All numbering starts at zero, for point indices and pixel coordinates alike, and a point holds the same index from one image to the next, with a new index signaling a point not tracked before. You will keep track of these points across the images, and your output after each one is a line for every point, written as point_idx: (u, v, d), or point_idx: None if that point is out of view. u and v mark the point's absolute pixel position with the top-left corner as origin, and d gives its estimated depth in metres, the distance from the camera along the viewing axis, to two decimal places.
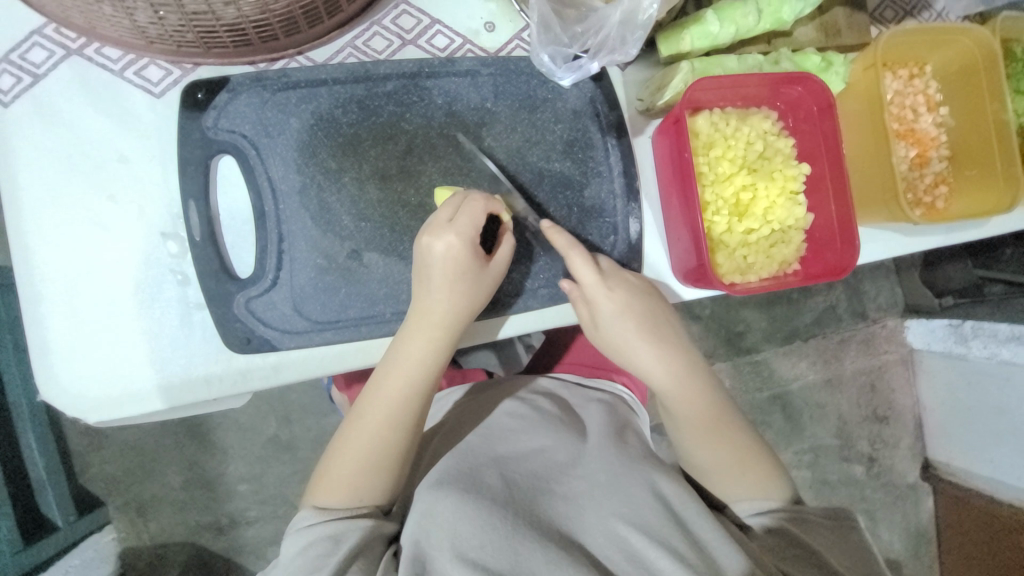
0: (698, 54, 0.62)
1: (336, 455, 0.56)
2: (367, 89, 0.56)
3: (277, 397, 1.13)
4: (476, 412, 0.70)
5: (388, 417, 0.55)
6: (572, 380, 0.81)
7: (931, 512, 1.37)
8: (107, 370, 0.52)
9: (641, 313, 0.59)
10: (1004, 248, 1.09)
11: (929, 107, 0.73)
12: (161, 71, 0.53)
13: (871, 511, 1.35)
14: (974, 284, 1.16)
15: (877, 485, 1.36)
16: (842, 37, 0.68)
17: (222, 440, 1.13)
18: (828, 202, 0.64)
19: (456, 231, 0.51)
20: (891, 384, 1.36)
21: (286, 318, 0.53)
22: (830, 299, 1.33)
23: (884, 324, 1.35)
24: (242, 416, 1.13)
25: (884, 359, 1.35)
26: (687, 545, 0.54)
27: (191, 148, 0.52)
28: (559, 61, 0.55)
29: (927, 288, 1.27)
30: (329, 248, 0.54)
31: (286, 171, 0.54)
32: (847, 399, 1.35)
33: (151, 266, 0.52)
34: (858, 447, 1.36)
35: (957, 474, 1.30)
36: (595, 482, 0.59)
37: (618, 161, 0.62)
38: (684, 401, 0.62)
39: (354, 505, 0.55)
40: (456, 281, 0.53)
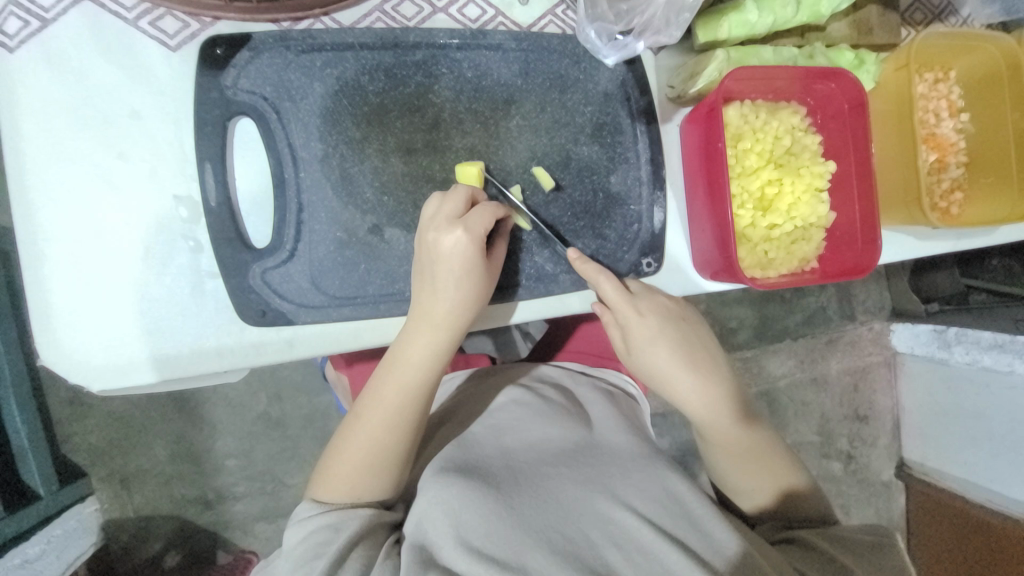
0: (733, 43, 0.61)
1: (338, 450, 0.56)
2: (396, 57, 0.53)
3: (268, 372, 1.11)
4: (478, 402, 0.69)
5: (385, 415, 0.54)
6: (574, 368, 0.81)
7: (902, 509, 1.42)
8: (112, 337, 0.49)
9: (671, 334, 0.61)
10: (991, 258, 1.12)
11: (951, 112, 0.73)
12: (177, 23, 0.49)
13: (847, 507, 1.39)
14: (960, 292, 1.18)
15: (853, 482, 1.40)
16: (874, 36, 0.68)
17: (211, 415, 1.10)
18: (852, 201, 0.63)
19: (462, 229, 0.49)
20: (875, 386, 1.40)
21: (303, 292, 0.51)
22: (821, 301, 1.35)
23: (870, 328, 1.38)
24: (233, 391, 1.11)
25: (869, 361, 1.38)
26: (697, 541, 0.54)
27: (210, 108, 0.49)
28: (604, 38, 0.54)
29: (917, 295, 1.29)
30: (349, 221, 0.52)
31: (308, 138, 0.51)
32: (831, 398, 1.38)
33: (163, 230, 0.49)
34: (838, 445, 1.39)
35: (930, 474, 1.34)
36: (605, 470, 0.59)
37: (646, 148, 0.61)
38: (713, 425, 0.63)
39: (353, 500, 0.55)
40: (460, 282, 0.51)
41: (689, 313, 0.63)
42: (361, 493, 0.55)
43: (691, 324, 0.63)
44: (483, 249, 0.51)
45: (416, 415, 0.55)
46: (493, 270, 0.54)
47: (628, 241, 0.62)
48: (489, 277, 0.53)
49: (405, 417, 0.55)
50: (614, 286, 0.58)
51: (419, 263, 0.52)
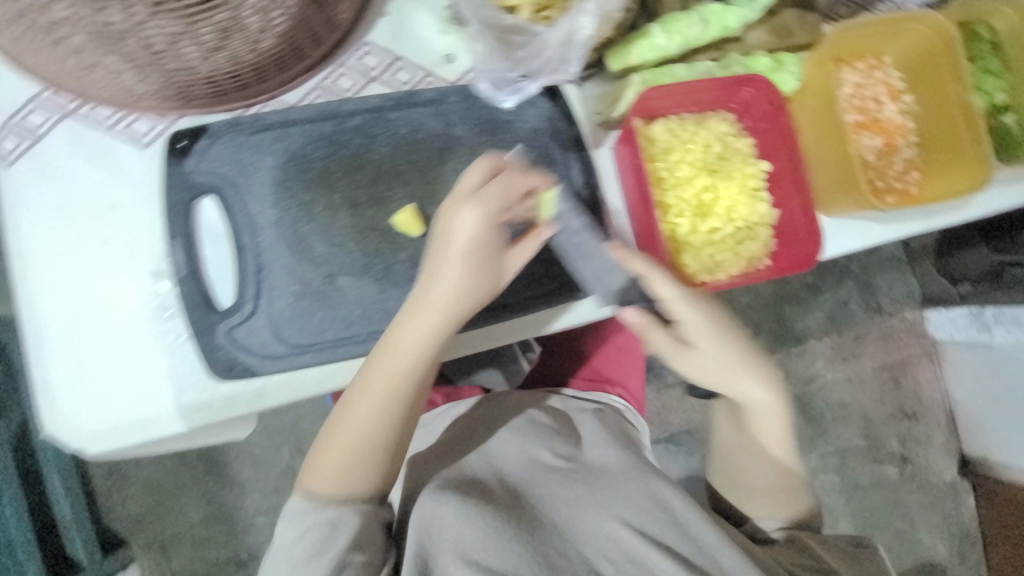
0: (648, 66, 0.65)
1: (330, 432, 0.56)
2: (336, 125, 0.60)
3: (289, 426, 1.16)
4: (487, 424, 0.70)
5: (387, 396, 0.55)
6: (569, 394, 0.81)
7: (974, 511, 1.32)
8: (106, 402, 0.55)
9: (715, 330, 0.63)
10: (1020, 232, 1.02)
11: (891, 96, 0.74)
12: (148, 124, 0.58)
13: (908, 513, 1.31)
14: (995, 270, 1.08)
15: (912, 486, 1.32)
16: (794, 37, 0.69)
17: (239, 473, 1.16)
18: (791, 196, 0.65)
19: (476, 205, 0.53)
20: (918, 378, 1.33)
21: (266, 343, 0.56)
22: (842, 295, 1.30)
23: (902, 317, 1.32)
24: (257, 448, 1.16)
25: (907, 353, 1.32)
26: (690, 548, 0.56)
27: (176, 192, 0.56)
28: (501, 82, 0.60)
29: (943, 276, 1.23)
30: (304, 274, 0.57)
31: (262, 206, 0.57)
32: (870, 397, 1.32)
33: (143, 302, 0.56)
34: (888, 447, 1.32)
35: (996, 469, 1.25)
36: (597, 486, 0.61)
37: (579, 173, 0.65)
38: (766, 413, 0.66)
39: (341, 493, 0.55)
40: (465, 265, 0.54)
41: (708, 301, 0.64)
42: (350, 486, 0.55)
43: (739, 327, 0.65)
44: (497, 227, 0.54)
45: (408, 407, 0.56)
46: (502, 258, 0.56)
47: (595, 252, 0.62)
48: (495, 262, 0.56)
49: (401, 403, 0.55)
50: (664, 276, 0.59)
51: (441, 238, 0.54)
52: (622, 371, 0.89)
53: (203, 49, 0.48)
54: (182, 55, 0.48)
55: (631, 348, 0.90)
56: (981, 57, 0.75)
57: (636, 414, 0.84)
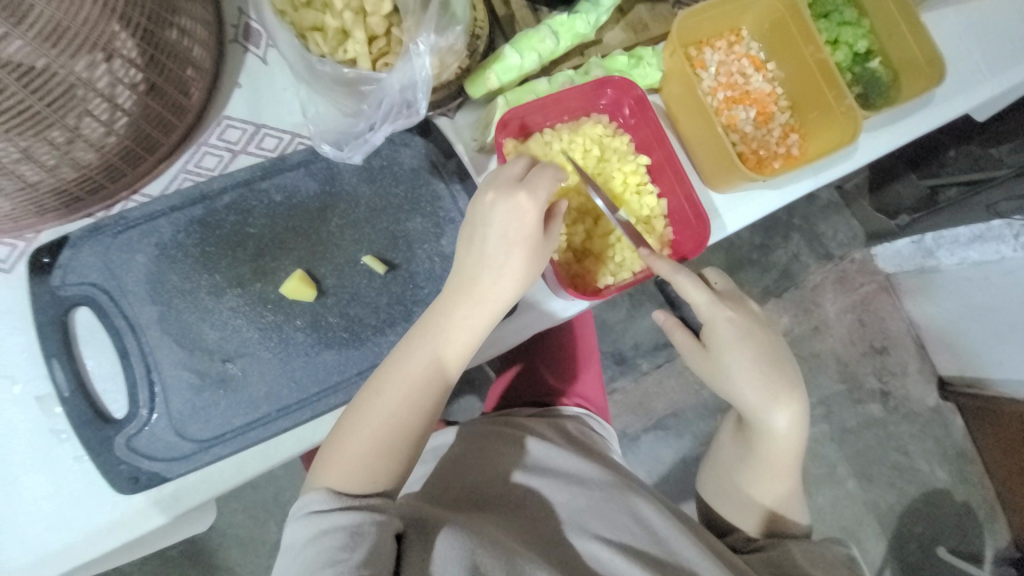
0: (511, 86, 0.65)
1: (347, 435, 0.52)
2: (206, 208, 0.59)
3: (271, 500, 1.13)
4: (480, 461, 0.69)
5: (406, 389, 0.53)
6: (530, 411, 0.82)
7: (964, 430, 1.36)
8: (16, 543, 0.52)
9: (754, 340, 0.68)
10: (947, 151, 1.09)
11: (756, 67, 0.76)
12: (6, 248, 0.55)
13: (902, 446, 1.34)
14: (927, 194, 1.16)
15: (899, 419, 1.35)
16: (651, 30, 0.72)
17: (228, 561, 1.12)
18: (675, 183, 0.66)
19: (520, 190, 0.53)
20: (881, 313, 1.36)
21: (172, 445, 0.54)
22: (791, 248, 1.33)
23: (852, 259, 1.35)
24: (243, 530, 1.12)
25: (864, 292, 1.36)
26: (656, 548, 0.63)
27: (46, 311, 0.54)
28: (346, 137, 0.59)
29: (882, 214, 1.28)
30: (199, 364, 0.55)
31: (142, 305, 0.56)
32: (839, 340, 1.34)
33: (34, 431, 0.53)
34: (867, 386, 1.35)
35: (974, 385, 1.28)
36: (580, 506, 0.65)
37: (467, 203, 0.64)
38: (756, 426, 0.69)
39: (364, 489, 0.50)
40: (515, 244, 0.54)
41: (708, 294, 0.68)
42: (372, 479, 0.51)
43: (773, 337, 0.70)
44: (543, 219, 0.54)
45: (428, 400, 0.54)
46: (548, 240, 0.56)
47: None
48: (544, 249, 0.56)
49: (422, 393, 0.53)
50: (690, 282, 0.65)
51: (470, 225, 0.56)
52: (580, 378, 0.90)
53: (42, 165, 0.48)
54: (21, 175, 0.48)
55: (586, 360, 0.93)
56: (836, 10, 0.78)
57: (598, 417, 0.86)
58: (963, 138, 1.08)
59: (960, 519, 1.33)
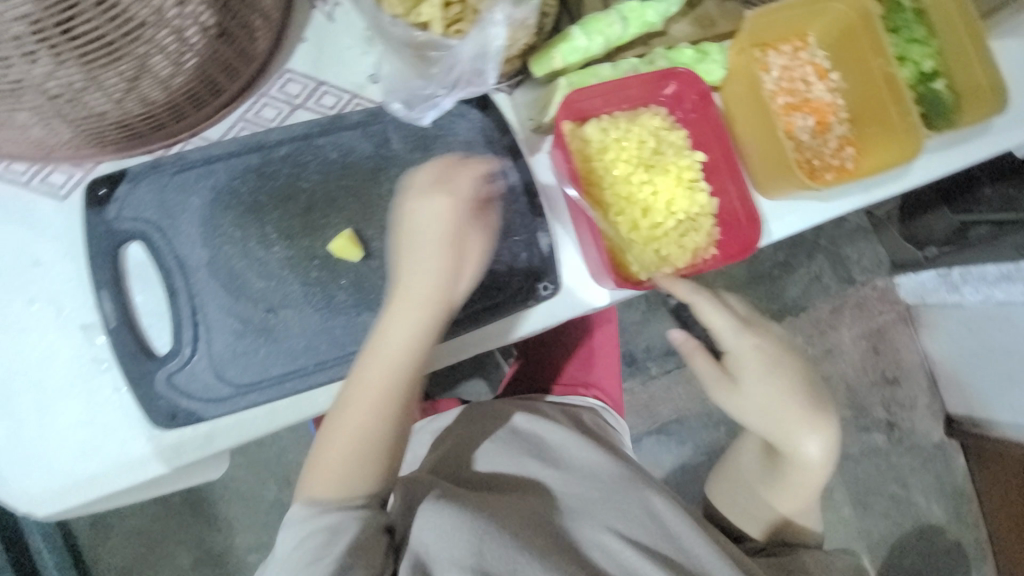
0: (574, 68, 0.64)
1: (327, 445, 0.55)
2: (262, 157, 0.59)
3: (275, 459, 1.15)
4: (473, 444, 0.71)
5: (371, 403, 0.54)
6: (543, 399, 0.83)
7: (964, 468, 1.35)
8: (50, 465, 0.53)
9: (767, 355, 0.69)
10: (983, 189, 1.10)
11: (819, 75, 0.75)
12: (64, 175, 0.56)
13: (902, 478, 1.33)
14: (957, 230, 1.15)
15: (901, 451, 1.34)
16: (717, 27, 0.71)
17: (226, 512, 1.14)
18: (728, 184, 0.65)
19: (436, 193, 0.55)
20: (896, 344, 1.35)
21: (209, 386, 0.54)
22: (814, 269, 1.32)
23: (874, 286, 1.34)
24: (244, 484, 1.14)
25: (882, 321, 1.34)
26: (672, 549, 0.62)
27: (98, 241, 0.54)
28: (415, 100, 0.61)
29: (910, 242, 1.26)
30: (243, 312, 0.56)
31: (193, 247, 0.56)
32: (851, 367, 1.33)
33: (75, 358, 0.54)
34: (874, 415, 1.33)
35: (981, 426, 1.27)
36: (591, 498, 0.65)
37: (518, 181, 0.65)
38: (768, 437, 0.69)
39: (345, 497, 0.54)
40: (432, 245, 0.55)
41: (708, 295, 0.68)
42: (352, 487, 0.55)
43: (788, 347, 0.71)
44: (458, 217, 0.56)
45: (399, 404, 0.56)
46: (470, 240, 0.57)
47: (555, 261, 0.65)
48: (468, 249, 0.57)
49: (391, 404, 0.55)
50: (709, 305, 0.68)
51: (405, 236, 0.56)
52: (596, 371, 0.90)
53: (110, 95, 0.48)
54: (88, 104, 0.48)
55: (605, 351, 0.93)
56: (905, 25, 0.77)
57: (612, 412, 0.87)
58: (1000, 179, 1.07)
59: (950, 557, 1.33)
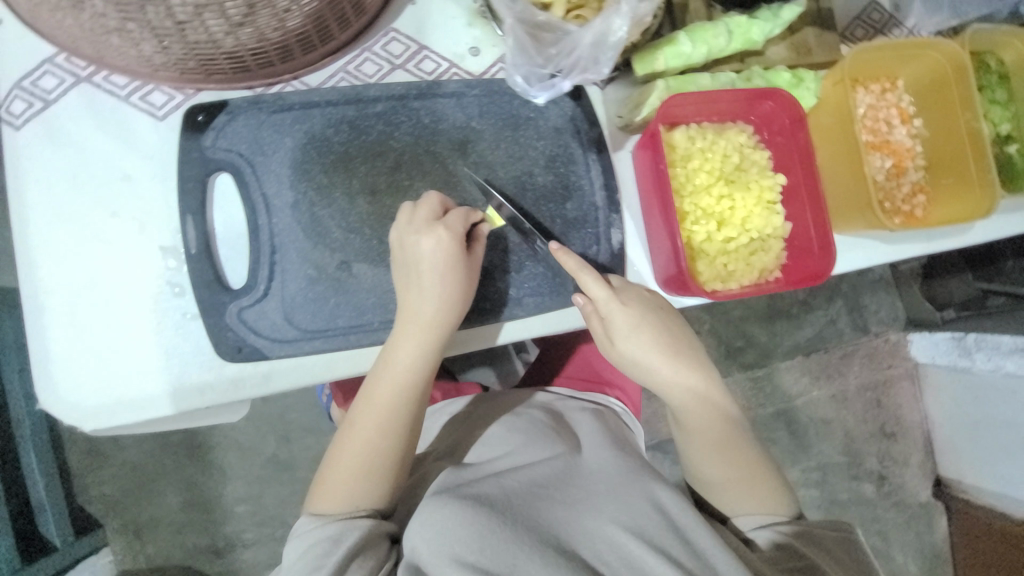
0: (673, 73, 0.65)
1: (335, 457, 0.58)
2: (358, 110, 0.59)
3: (277, 416, 1.14)
4: (468, 433, 0.72)
5: (378, 419, 0.57)
6: (565, 394, 0.82)
7: (945, 530, 1.34)
8: (105, 379, 0.53)
9: (655, 326, 0.61)
10: (1005, 260, 1.09)
11: (902, 119, 0.75)
12: (164, 96, 0.56)
13: (885, 531, 1.32)
14: (977, 296, 1.16)
15: (888, 505, 1.33)
16: (813, 56, 0.71)
17: (220, 460, 1.13)
18: (805, 210, 0.66)
19: (442, 229, 0.54)
20: (899, 399, 1.35)
21: (277, 326, 0.55)
22: (832, 313, 1.32)
23: (885, 339, 1.34)
24: (241, 435, 1.14)
25: (889, 374, 1.34)
26: (685, 554, 0.54)
27: (191, 167, 0.55)
28: (533, 80, 0.60)
29: (929, 302, 1.26)
30: (319, 259, 0.56)
31: (280, 187, 0.56)
32: (852, 414, 1.33)
33: (147, 277, 0.55)
34: (867, 464, 1.33)
35: (968, 491, 1.27)
36: (595, 490, 0.60)
37: (599, 175, 0.65)
38: (689, 416, 0.63)
39: (351, 509, 0.56)
40: (444, 280, 0.55)
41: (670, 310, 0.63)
42: (359, 500, 0.56)
43: (675, 321, 0.63)
44: (460, 247, 0.55)
45: (406, 422, 0.57)
46: (471, 266, 0.57)
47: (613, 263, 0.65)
48: (470, 274, 0.57)
49: (396, 419, 0.57)
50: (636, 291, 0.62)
51: (403, 267, 0.56)
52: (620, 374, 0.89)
53: (229, 23, 0.46)
54: (206, 28, 0.46)
55: None
56: (988, 86, 0.76)
57: (633, 417, 0.85)
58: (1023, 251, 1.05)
59: None
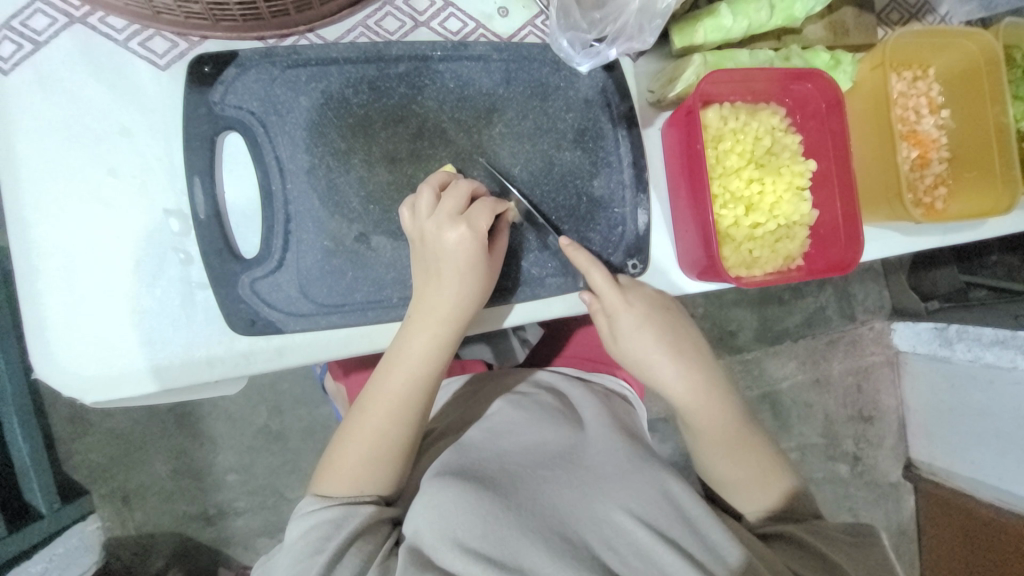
0: (709, 47, 0.62)
1: (343, 441, 0.56)
2: (379, 70, 0.55)
3: (267, 386, 1.11)
4: (473, 411, 0.70)
5: (391, 407, 0.55)
6: (572, 374, 0.81)
7: (913, 510, 1.40)
8: (106, 348, 0.50)
9: (659, 326, 0.62)
10: (990, 253, 1.12)
11: (931, 109, 0.74)
12: (166, 43, 0.51)
13: (857, 510, 1.38)
14: (959, 290, 1.17)
15: (860, 484, 1.38)
16: (850, 37, 0.69)
17: (211, 429, 1.10)
18: (833, 198, 0.64)
19: (466, 226, 0.51)
20: (878, 385, 1.38)
21: (292, 300, 0.53)
22: (821, 300, 1.34)
23: (871, 327, 1.36)
24: (232, 405, 1.11)
25: (871, 361, 1.37)
26: (694, 544, 0.55)
27: (198, 124, 0.51)
28: (577, 45, 0.55)
29: (915, 292, 1.28)
30: (336, 230, 0.53)
31: (294, 150, 0.53)
32: (834, 399, 1.36)
33: (151, 242, 0.51)
34: (844, 447, 1.38)
35: (938, 474, 1.32)
36: (603, 473, 0.59)
37: (628, 151, 0.62)
38: (696, 416, 0.64)
39: (355, 493, 0.55)
40: (465, 275, 0.53)
41: (674, 304, 0.64)
42: (363, 485, 0.55)
43: (681, 320, 0.64)
44: (485, 243, 0.53)
45: (416, 412, 0.56)
46: (492, 264, 0.55)
47: (638, 242, 0.63)
48: (490, 271, 0.54)
49: (409, 410, 0.55)
50: (644, 292, 0.62)
51: (423, 259, 0.53)
52: None
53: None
54: None
55: None
56: (1014, 81, 0.74)
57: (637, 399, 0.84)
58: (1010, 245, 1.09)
59: None
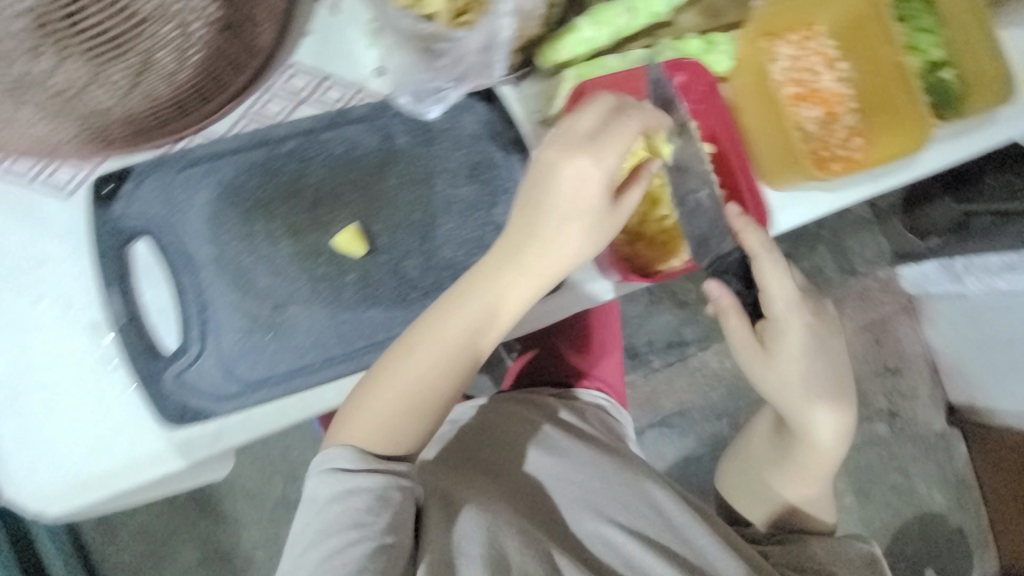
0: (581, 60, 0.64)
1: (369, 395, 0.52)
2: (268, 153, 0.59)
3: (278, 456, 1.13)
4: (497, 433, 0.70)
5: (440, 356, 0.53)
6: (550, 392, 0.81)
7: (967, 458, 1.32)
8: (56, 464, 0.53)
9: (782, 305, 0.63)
10: (984, 179, 1.08)
11: (826, 65, 0.73)
12: (69, 173, 0.56)
13: (906, 468, 1.32)
14: (959, 221, 1.12)
15: (904, 441, 1.32)
16: (723, 17, 0.69)
17: (232, 509, 1.13)
18: (734, 175, 0.65)
19: (594, 157, 0.51)
20: (898, 334, 1.32)
21: (218, 383, 0.55)
22: (816, 260, 1.30)
23: (876, 276, 1.30)
24: (247, 481, 1.13)
25: (885, 311, 1.32)
26: None
27: (104, 239, 0.55)
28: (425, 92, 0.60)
29: (914, 235, 1.24)
30: (250, 308, 0.56)
31: (199, 244, 0.56)
32: (854, 358, 1.31)
33: (83, 356, 0.55)
34: (877, 405, 1.32)
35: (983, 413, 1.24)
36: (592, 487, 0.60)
37: (524, 174, 0.63)
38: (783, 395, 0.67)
39: (381, 447, 0.51)
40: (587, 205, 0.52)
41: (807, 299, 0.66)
42: (386, 441, 0.52)
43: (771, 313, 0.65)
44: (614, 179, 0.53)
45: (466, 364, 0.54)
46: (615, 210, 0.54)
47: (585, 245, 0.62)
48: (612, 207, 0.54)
49: (448, 368, 0.53)
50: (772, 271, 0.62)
51: (534, 189, 0.53)
52: (603, 366, 0.88)
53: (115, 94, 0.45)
54: (92, 101, 0.45)
55: (609, 346, 0.90)
56: (913, 13, 0.71)
57: (619, 407, 0.85)
58: (1004, 167, 1.05)
59: (952, 544, 1.31)
